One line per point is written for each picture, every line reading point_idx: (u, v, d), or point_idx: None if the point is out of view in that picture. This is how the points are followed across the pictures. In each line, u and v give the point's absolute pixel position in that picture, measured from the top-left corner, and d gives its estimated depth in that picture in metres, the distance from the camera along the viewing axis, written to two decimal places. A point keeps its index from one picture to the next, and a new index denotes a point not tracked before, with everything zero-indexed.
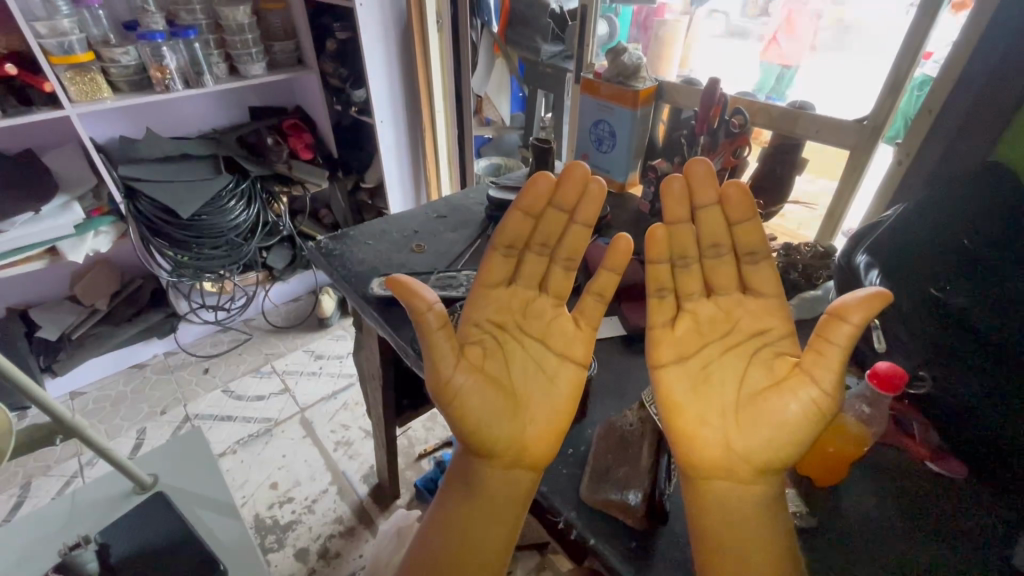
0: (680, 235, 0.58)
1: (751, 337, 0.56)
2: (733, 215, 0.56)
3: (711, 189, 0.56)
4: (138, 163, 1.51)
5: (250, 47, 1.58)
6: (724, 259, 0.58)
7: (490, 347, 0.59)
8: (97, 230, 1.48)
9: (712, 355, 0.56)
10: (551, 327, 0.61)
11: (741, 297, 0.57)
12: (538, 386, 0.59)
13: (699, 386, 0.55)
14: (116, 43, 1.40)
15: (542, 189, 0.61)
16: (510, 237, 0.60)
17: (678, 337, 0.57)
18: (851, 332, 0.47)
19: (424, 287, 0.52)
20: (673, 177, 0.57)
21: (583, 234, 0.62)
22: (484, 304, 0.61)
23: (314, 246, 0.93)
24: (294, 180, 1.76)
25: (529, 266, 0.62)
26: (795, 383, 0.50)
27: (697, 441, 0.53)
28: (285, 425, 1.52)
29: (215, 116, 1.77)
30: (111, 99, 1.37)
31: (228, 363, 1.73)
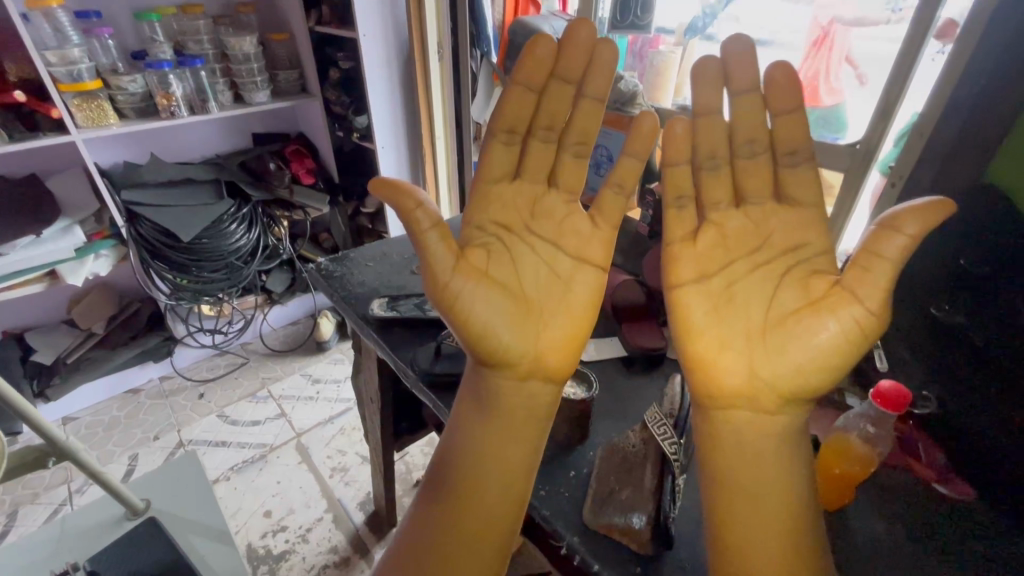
0: (707, 125, 0.57)
1: (783, 254, 0.55)
2: (778, 104, 0.54)
3: (753, 69, 0.54)
4: (142, 188, 1.53)
5: (255, 75, 1.62)
6: (761, 160, 0.57)
7: (497, 253, 0.59)
8: (98, 253, 1.48)
9: (738, 270, 0.55)
10: (563, 229, 0.60)
11: (774, 206, 0.56)
12: (551, 292, 0.59)
13: (722, 301, 0.55)
14: (124, 72, 1.43)
15: (533, 65, 0.58)
16: (509, 119, 0.59)
17: (700, 252, 0.57)
18: (902, 243, 0.46)
19: (413, 188, 0.52)
20: (707, 59, 0.55)
21: (596, 110, 0.60)
22: (489, 206, 0.60)
23: (315, 268, 0.93)
24: (296, 205, 1.78)
25: (535, 158, 0.61)
26: (833, 301, 0.49)
27: (717, 367, 0.53)
28: (281, 450, 1.50)
29: (219, 141, 1.80)
30: (117, 125, 1.39)
31: (225, 387, 1.72)
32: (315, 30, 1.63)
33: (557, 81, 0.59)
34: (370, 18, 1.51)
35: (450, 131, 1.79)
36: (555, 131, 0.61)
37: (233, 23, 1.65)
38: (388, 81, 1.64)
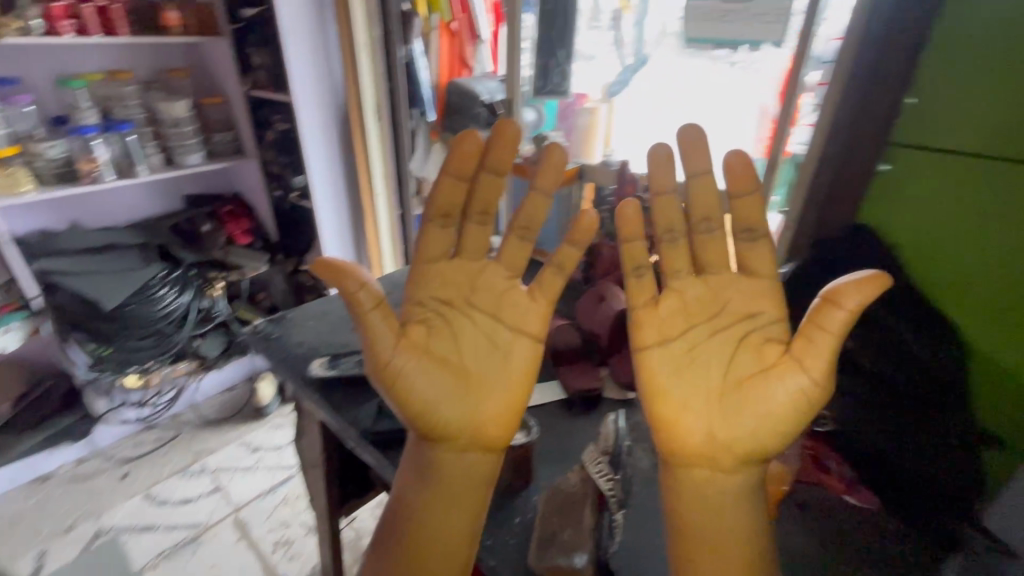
0: (666, 205, 0.60)
1: (737, 321, 0.59)
2: (735, 188, 0.58)
3: (704, 158, 0.57)
4: (61, 255, 1.45)
5: (188, 138, 1.61)
6: (717, 237, 0.60)
7: (436, 327, 0.62)
8: (7, 326, 1.41)
9: (698, 337, 0.59)
10: (505, 302, 0.63)
11: (733, 276, 0.60)
12: (490, 363, 0.61)
13: (681, 365, 0.59)
14: (43, 138, 1.39)
15: (471, 151, 0.60)
16: (443, 204, 0.61)
17: (661, 317, 0.60)
18: (844, 317, 0.51)
19: (354, 268, 0.57)
20: (659, 147, 0.57)
21: (539, 201, 0.62)
22: (432, 282, 0.63)
23: (253, 330, 0.92)
24: (231, 265, 1.76)
25: (470, 239, 0.63)
26: (782, 370, 0.55)
27: (681, 426, 0.57)
28: (216, 529, 1.39)
29: (148, 204, 1.75)
30: (34, 192, 1.33)
31: (152, 464, 1.59)
32: (250, 94, 1.65)
33: (489, 173, 0.61)
34: (306, 83, 1.56)
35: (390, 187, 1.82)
36: (492, 213, 0.63)
37: (164, 87, 1.64)
38: (326, 141, 1.68)
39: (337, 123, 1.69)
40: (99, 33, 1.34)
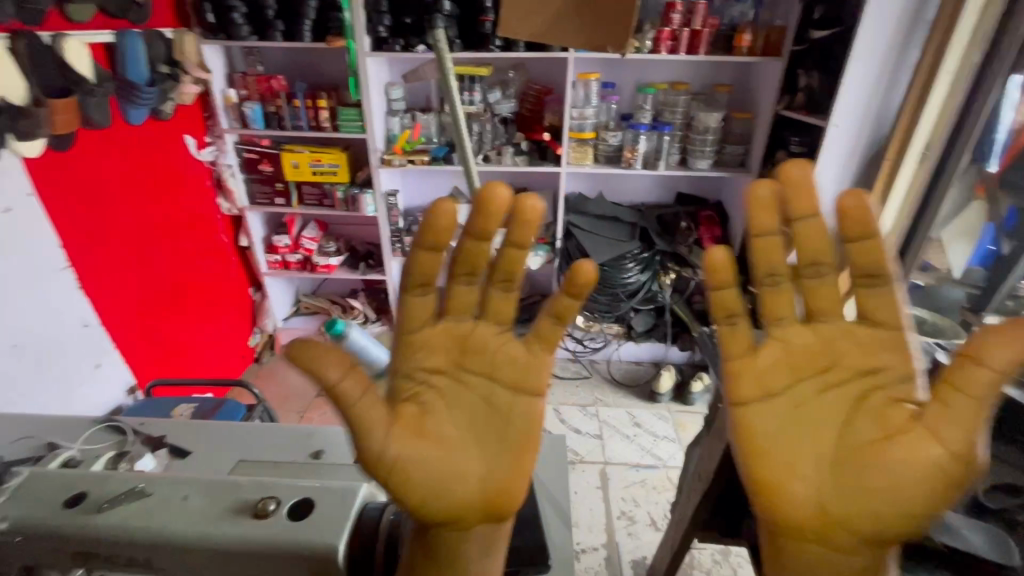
0: (769, 249, 0.49)
1: (859, 377, 0.50)
2: (847, 232, 0.47)
3: (813, 198, 0.47)
4: (583, 214, 1.93)
5: (706, 145, 1.78)
6: (829, 279, 0.50)
7: (430, 402, 0.54)
8: (536, 252, 1.97)
9: (803, 395, 0.51)
10: (498, 362, 0.55)
11: (848, 324, 0.51)
12: (495, 432, 0.54)
13: (782, 425, 0.51)
14: (612, 128, 1.82)
15: (446, 223, 0.49)
16: (422, 274, 0.52)
17: (758, 370, 0.51)
18: (990, 379, 0.43)
19: (327, 358, 0.48)
20: (761, 182, 0.47)
21: (519, 257, 0.53)
22: (416, 351, 0.55)
23: (707, 332, 0.92)
24: (688, 263, 1.85)
25: (458, 298, 0.55)
26: (908, 440, 0.47)
27: (784, 496, 0.50)
28: (587, 466, 1.64)
29: (650, 193, 2.07)
30: (589, 166, 1.79)
31: (567, 388, 1.99)
32: (781, 113, 1.65)
33: (470, 237, 0.52)
34: (851, 108, 1.42)
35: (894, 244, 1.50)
36: (478, 272, 0.54)
37: (707, 99, 1.85)
38: (841, 174, 1.51)
39: (864, 156, 1.48)
40: (684, 52, 1.62)
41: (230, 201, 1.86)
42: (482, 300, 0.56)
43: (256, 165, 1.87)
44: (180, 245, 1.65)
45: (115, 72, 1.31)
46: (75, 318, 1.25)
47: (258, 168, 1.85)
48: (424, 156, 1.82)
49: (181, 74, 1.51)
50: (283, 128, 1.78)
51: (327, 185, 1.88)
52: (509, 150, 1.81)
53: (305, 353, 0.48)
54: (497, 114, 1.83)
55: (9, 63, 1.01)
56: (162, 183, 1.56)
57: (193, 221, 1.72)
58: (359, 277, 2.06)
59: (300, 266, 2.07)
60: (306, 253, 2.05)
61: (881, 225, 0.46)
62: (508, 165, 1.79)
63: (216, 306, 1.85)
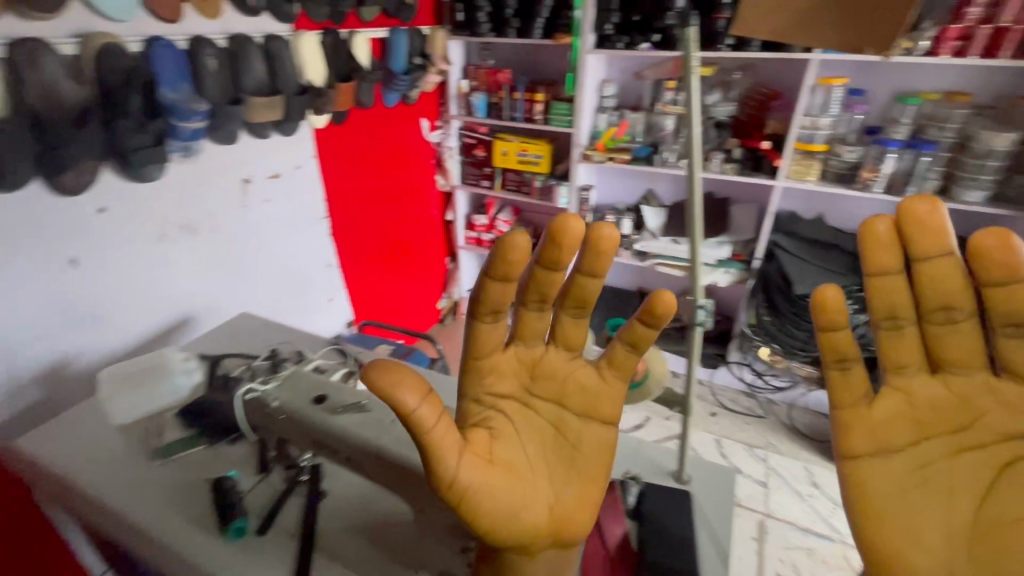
0: (888, 290, 0.48)
1: (999, 439, 0.49)
2: (984, 275, 0.45)
3: (943, 239, 0.46)
4: (793, 236, 1.71)
5: (985, 173, 1.42)
6: (961, 326, 0.48)
7: (498, 428, 0.57)
8: (727, 270, 1.82)
9: (933, 454, 0.50)
10: (566, 389, 0.58)
11: (986, 379, 0.49)
12: (563, 456, 0.57)
13: (902, 486, 0.50)
14: (851, 143, 1.56)
15: (518, 255, 0.51)
16: (493, 304, 0.54)
17: (875, 422, 0.51)
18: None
19: (406, 386, 0.47)
20: (881, 219, 0.46)
21: (594, 287, 0.54)
22: (487, 375, 0.57)
23: None
24: None
25: (529, 326, 0.58)
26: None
27: (908, 564, 0.49)
28: (745, 513, 1.47)
29: None
30: (813, 183, 1.58)
31: (735, 423, 1.82)
32: None
33: (540, 266, 0.53)
34: None
35: None
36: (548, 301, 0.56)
37: (998, 116, 1.46)
38: None
39: None
40: (976, 55, 1.30)
41: (445, 178, 2.10)
42: (552, 329, 0.59)
43: (472, 150, 2.07)
44: (403, 212, 1.93)
45: (383, 61, 1.57)
46: (323, 259, 1.57)
47: (473, 152, 2.07)
48: (625, 154, 1.80)
49: (430, 65, 1.74)
50: (501, 118, 1.94)
51: (528, 174, 2.00)
52: (718, 156, 1.69)
53: (382, 376, 0.46)
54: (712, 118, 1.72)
55: (315, 50, 1.29)
56: (398, 158, 1.83)
57: (416, 193, 1.99)
58: None
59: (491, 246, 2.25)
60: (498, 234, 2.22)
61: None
62: (714, 173, 1.67)
63: (421, 269, 2.13)
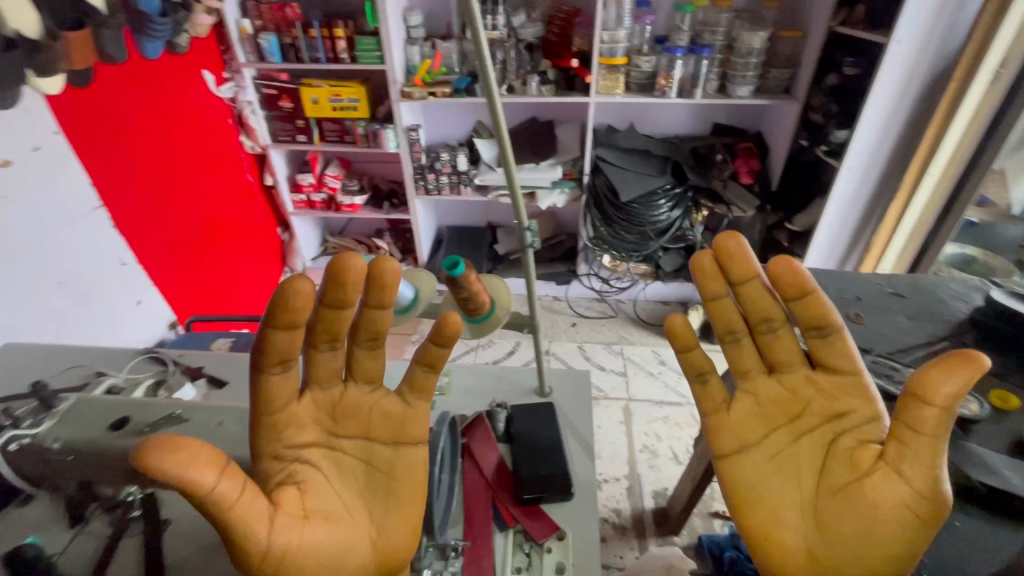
0: (719, 309, 0.59)
1: (825, 421, 0.58)
2: (782, 291, 0.55)
3: (747, 266, 0.57)
4: (613, 148, 1.85)
5: (748, 70, 1.63)
6: (782, 333, 0.59)
7: (306, 480, 0.56)
8: (563, 189, 1.91)
9: (780, 443, 0.59)
10: (373, 422, 0.59)
11: (807, 373, 0.60)
12: (380, 491, 0.58)
13: (766, 473, 0.59)
14: (646, 53, 1.68)
15: (299, 303, 0.51)
16: (279, 354, 0.54)
17: (736, 423, 0.60)
18: (937, 416, 0.49)
19: (197, 465, 0.44)
20: (702, 254, 0.57)
21: (378, 317, 0.56)
22: (276, 433, 0.56)
23: None
24: (723, 199, 1.79)
25: (322, 366, 0.58)
26: (878, 479, 0.53)
27: (772, 543, 0.57)
28: (612, 402, 1.68)
29: (685, 124, 1.94)
30: (620, 95, 1.68)
31: (591, 327, 2.02)
32: (833, 29, 1.49)
33: (325, 306, 0.54)
34: (915, 23, 1.26)
35: (949, 175, 1.43)
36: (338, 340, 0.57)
37: (752, 17, 1.67)
38: (898, 96, 1.38)
39: (927, 77, 1.35)
40: None
41: (252, 139, 1.84)
42: (346, 367, 0.59)
43: (276, 101, 1.82)
44: (208, 184, 1.66)
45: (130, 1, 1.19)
46: (115, 258, 1.31)
47: (279, 104, 1.81)
48: (445, 87, 1.73)
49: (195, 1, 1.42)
50: (301, 61, 1.71)
51: (348, 121, 1.83)
52: (534, 79, 1.70)
53: (163, 458, 0.43)
54: (521, 40, 1.72)
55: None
56: (184, 119, 1.55)
57: (219, 158, 1.72)
58: (384, 215, 2.07)
59: (325, 206, 2.07)
60: (329, 193, 2.03)
61: (811, 279, 0.55)
62: (534, 96, 1.69)
63: (249, 245, 1.90)
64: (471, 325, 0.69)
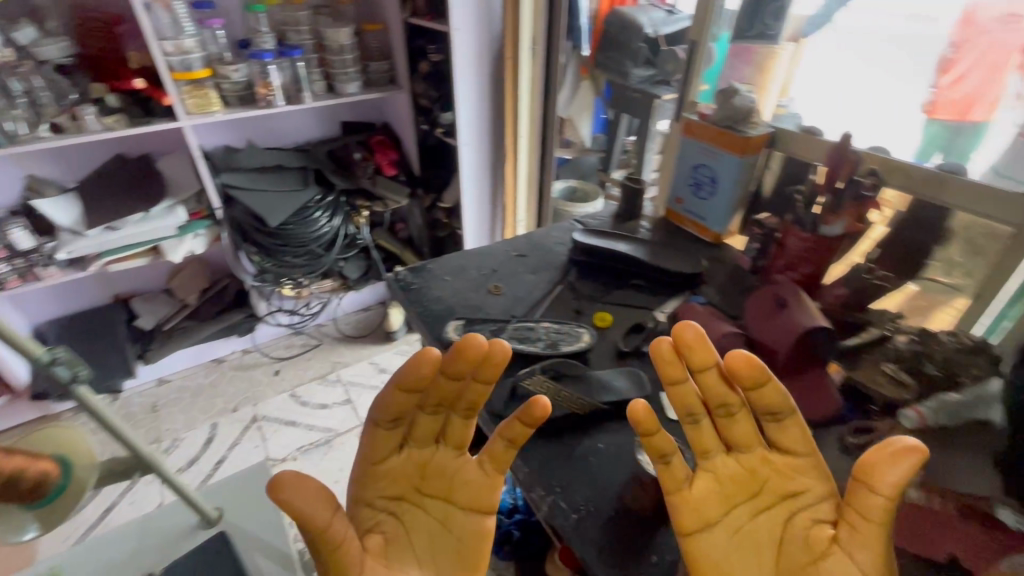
0: (679, 394, 0.50)
1: (779, 499, 0.51)
2: (741, 380, 0.48)
3: (706, 356, 0.49)
4: (238, 171, 1.61)
5: (349, 67, 1.61)
6: (739, 416, 0.52)
7: (392, 530, 0.58)
8: (196, 232, 1.59)
9: (738, 520, 0.51)
10: (459, 486, 0.58)
11: (763, 451, 0.52)
12: (445, 547, 0.58)
13: (728, 551, 0.50)
14: (230, 61, 1.47)
15: (420, 368, 0.53)
16: (388, 411, 0.56)
17: (698, 503, 0.51)
18: (884, 504, 0.44)
19: (316, 507, 0.48)
20: (662, 338, 0.49)
21: (477, 392, 0.56)
22: (375, 483, 0.58)
23: (393, 278, 0.90)
24: (376, 196, 1.80)
25: (421, 429, 0.59)
26: (833, 564, 0.47)
27: None
28: (345, 436, 1.56)
29: (311, 128, 1.83)
30: (220, 113, 1.45)
31: (298, 366, 1.81)
32: (408, 22, 1.59)
33: (441, 374, 0.55)
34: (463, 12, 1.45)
35: (534, 136, 1.74)
36: (444, 406, 0.57)
37: (331, 13, 1.64)
38: (476, 76, 1.59)
39: (490, 57, 1.59)
40: None
41: None
42: (445, 433, 0.59)
43: None
44: None
45: None
46: None
47: None
48: None
49: None
50: None
51: None
52: (88, 110, 1.31)
53: (293, 494, 0.48)
54: (43, 61, 1.28)
55: None
56: None
57: None
58: None
59: None
60: None
61: (771, 371, 0.47)
62: (96, 132, 1.30)
63: None
64: (33, 511, 0.48)
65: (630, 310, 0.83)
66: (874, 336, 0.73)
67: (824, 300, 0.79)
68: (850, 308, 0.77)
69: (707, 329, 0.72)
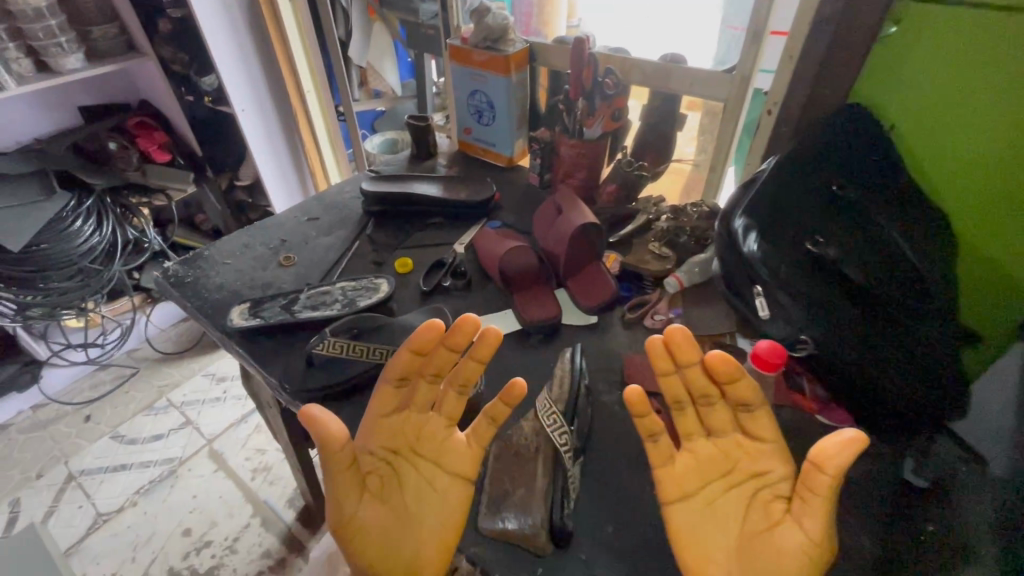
0: (669, 384, 0.49)
1: (748, 478, 0.48)
2: (719, 375, 0.47)
3: (694, 353, 0.48)
4: None
5: (57, 36, 1.28)
6: (721, 406, 0.50)
7: (388, 480, 0.50)
8: None
9: (714, 493, 0.48)
10: (456, 452, 0.49)
11: (738, 437, 0.49)
12: (430, 509, 0.48)
13: (701, 524, 0.47)
14: None
15: (430, 339, 0.49)
16: (398, 372, 0.50)
17: (676, 476, 0.48)
18: (828, 484, 0.43)
19: (332, 432, 0.45)
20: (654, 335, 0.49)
21: (476, 370, 0.49)
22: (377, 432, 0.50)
23: (160, 275, 0.78)
24: (153, 188, 1.55)
25: (421, 395, 0.51)
26: (784, 531, 0.44)
27: None
28: (191, 461, 1.40)
29: (35, 120, 1.46)
30: None
31: (115, 404, 1.55)
32: None
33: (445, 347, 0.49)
34: None
35: (321, 86, 1.59)
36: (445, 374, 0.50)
37: None
38: (229, 28, 1.39)
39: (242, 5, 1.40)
40: None
41: None
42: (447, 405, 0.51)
43: None
44: None
45: None
46: None
47: None
48: None
49: None
50: None
51: None
52: None
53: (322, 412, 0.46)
54: None
55: None
56: None
57: None
58: None
59: None
60: None
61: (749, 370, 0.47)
62: None
63: None
64: None
65: (431, 249, 0.82)
66: (643, 220, 0.80)
67: (602, 198, 0.86)
68: (622, 201, 0.85)
69: (495, 247, 0.75)
